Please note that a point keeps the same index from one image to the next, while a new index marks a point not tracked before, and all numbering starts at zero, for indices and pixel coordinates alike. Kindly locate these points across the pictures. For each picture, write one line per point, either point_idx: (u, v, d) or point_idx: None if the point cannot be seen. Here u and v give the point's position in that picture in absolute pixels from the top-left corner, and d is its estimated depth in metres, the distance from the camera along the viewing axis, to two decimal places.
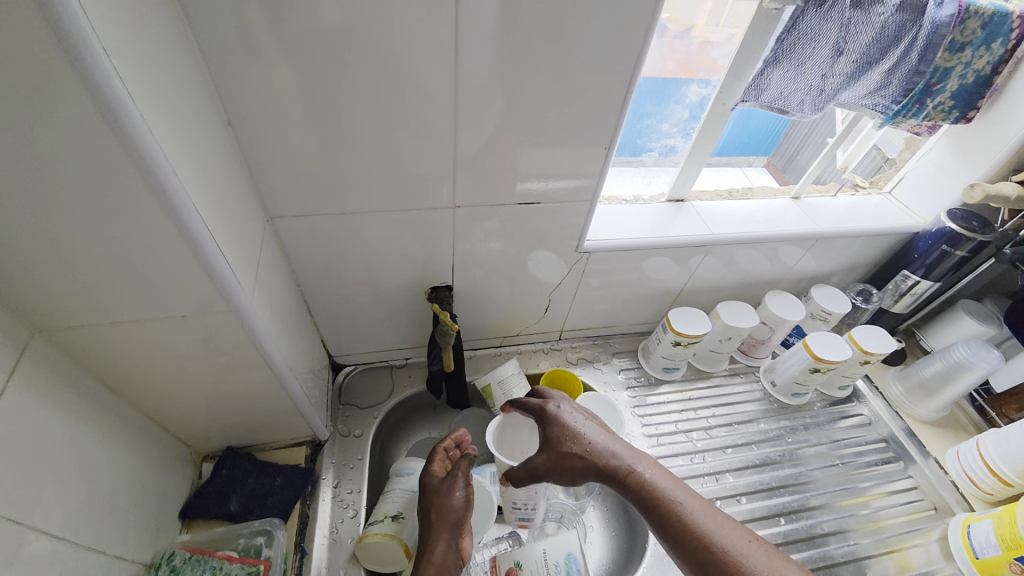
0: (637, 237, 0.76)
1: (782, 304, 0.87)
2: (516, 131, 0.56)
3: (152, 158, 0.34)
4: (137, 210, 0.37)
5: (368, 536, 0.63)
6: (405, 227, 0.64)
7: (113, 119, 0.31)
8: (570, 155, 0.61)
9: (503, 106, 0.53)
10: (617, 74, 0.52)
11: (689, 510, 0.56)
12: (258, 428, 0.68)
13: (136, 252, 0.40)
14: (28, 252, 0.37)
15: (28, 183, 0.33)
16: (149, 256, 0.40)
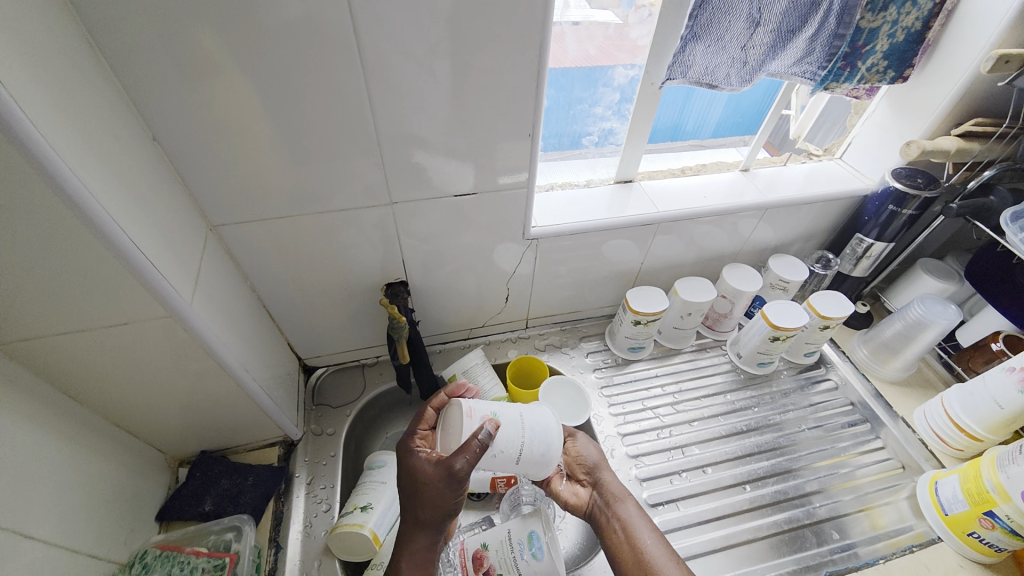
0: (584, 220, 0.78)
1: (740, 277, 0.88)
2: (440, 123, 0.58)
3: (64, 175, 0.36)
4: (60, 225, 0.39)
5: (338, 527, 0.66)
6: (350, 226, 0.67)
7: (19, 141, 0.34)
8: (498, 143, 0.63)
9: (422, 101, 0.55)
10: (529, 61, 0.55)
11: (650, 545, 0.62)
12: (228, 432, 0.71)
13: (69, 266, 0.42)
14: None
15: None
16: (81, 270, 0.43)
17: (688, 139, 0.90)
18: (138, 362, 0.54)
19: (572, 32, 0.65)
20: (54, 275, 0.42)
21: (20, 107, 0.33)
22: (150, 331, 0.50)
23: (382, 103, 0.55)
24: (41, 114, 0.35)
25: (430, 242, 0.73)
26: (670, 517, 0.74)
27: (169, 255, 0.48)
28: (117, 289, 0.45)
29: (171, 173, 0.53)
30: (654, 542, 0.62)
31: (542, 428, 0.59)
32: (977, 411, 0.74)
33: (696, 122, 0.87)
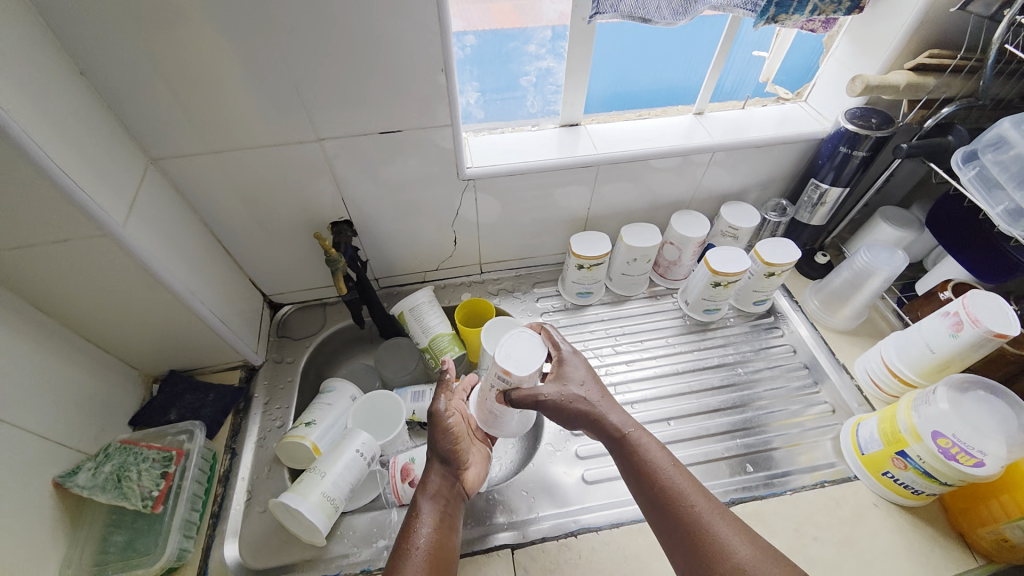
0: (519, 161, 0.79)
1: (686, 223, 0.89)
2: (352, 59, 0.60)
3: None
4: None
5: (286, 438, 0.74)
6: (284, 163, 0.70)
7: None
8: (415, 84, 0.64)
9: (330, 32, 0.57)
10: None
11: (676, 484, 0.58)
12: (190, 354, 0.79)
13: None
14: None
15: None
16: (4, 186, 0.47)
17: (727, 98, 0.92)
18: (91, 282, 0.61)
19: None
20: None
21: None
22: (89, 250, 0.56)
23: (296, 38, 0.56)
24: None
25: (369, 184, 0.76)
26: (593, 446, 0.78)
27: (94, 179, 0.53)
28: (44, 207, 0.50)
29: (99, 104, 0.57)
30: (678, 480, 0.58)
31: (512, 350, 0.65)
32: (909, 355, 0.74)
33: (734, 81, 0.90)
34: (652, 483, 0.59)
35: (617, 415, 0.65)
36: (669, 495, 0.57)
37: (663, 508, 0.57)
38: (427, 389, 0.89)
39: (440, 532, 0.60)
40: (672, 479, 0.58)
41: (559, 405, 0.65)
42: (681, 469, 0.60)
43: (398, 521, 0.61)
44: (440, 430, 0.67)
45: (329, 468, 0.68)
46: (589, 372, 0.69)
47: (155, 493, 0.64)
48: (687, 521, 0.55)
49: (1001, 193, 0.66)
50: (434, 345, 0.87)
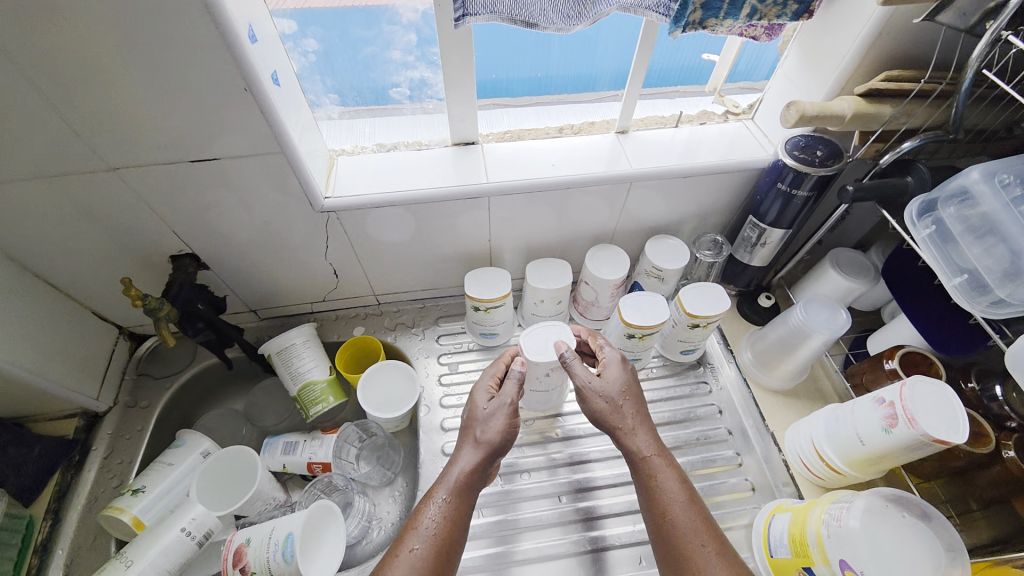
0: (390, 191, 0.66)
1: (603, 261, 0.76)
2: (127, 78, 0.46)
3: None
4: None
5: (105, 509, 0.65)
6: (85, 196, 0.57)
7: None
8: (224, 109, 0.51)
9: (79, 44, 0.43)
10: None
11: (686, 520, 0.55)
12: (11, 405, 0.68)
13: None
14: None
15: None
16: None
17: (738, 80, 0.79)
18: None
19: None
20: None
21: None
22: None
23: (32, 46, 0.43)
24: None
25: (205, 215, 0.63)
26: None
27: None
28: None
29: None
30: (689, 512, 0.56)
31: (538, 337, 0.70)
32: (838, 440, 0.62)
33: (748, 61, 0.76)
34: (661, 514, 0.56)
35: (645, 435, 0.61)
36: (677, 528, 0.55)
37: (667, 537, 0.55)
38: (300, 440, 0.78)
39: (455, 521, 0.57)
40: (679, 514, 0.56)
41: (593, 402, 0.63)
42: (696, 502, 0.57)
43: (413, 505, 0.58)
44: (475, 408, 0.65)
45: (138, 557, 0.61)
46: (631, 382, 0.65)
47: None
48: (683, 558, 0.53)
49: (956, 250, 0.53)
50: (303, 395, 0.76)
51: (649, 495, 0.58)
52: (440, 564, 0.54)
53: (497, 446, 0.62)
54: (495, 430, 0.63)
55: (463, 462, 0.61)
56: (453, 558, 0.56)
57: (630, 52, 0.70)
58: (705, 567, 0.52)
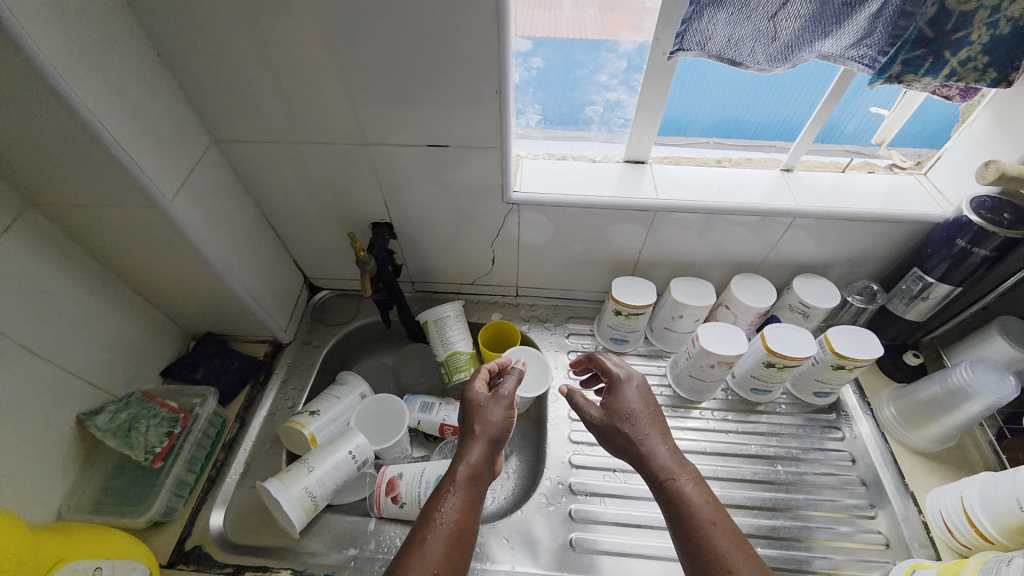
0: (571, 194, 0.74)
1: (753, 291, 0.78)
2: (408, 72, 0.58)
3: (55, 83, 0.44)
4: (49, 114, 0.47)
5: (288, 421, 0.76)
6: (334, 162, 0.70)
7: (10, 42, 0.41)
8: (467, 105, 0.61)
9: (387, 42, 0.55)
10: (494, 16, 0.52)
11: (712, 535, 0.53)
12: (228, 323, 0.83)
13: (62, 151, 0.50)
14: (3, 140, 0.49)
15: None
16: (72, 157, 0.51)
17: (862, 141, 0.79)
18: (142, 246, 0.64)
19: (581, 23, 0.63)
20: (48, 150, 0.50)
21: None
22: (142, 220, 0.59)
23: (359, 39, 0.55)
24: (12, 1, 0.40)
25: (415, 193, 0.75)
26: (591, 510, 0.72)
27: (154, 159, 0.56)
28: (110, 179, 0.54)
29: (173, 87, 0.59)
30: (721, 526, 0.54)
31: (713, 333, 0.74)
32: (996, 508, 0.60)
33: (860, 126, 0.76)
34: (690, 531, 0.55)
35: (664, 455, 0.61)
36: (704, 542, 0.53)
37: (694, 555, 0.53)
38: (436, 402, 0.87)
39: (469, 507, 0.57)
40: (709, 533, 0.54)
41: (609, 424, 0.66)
42: (727, 526, 0.54)
43: (422, 503, 0.57)
44: (473, 410, 0.67)
45: (318, 464, 0.69)
46: (641, 400, 0.67)
47: (156, 450, 0.65)
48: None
49: None
50: (450, 362, 0.85)
51: (676, 516, 0.57)
52: (456, 544, 0.54)
53: (495, 442, 0.64)
54: (498, 421, 0.65)
55: (472, 453, 0.62)
56: (468, 547, 0.55)
57: (816, 107, 0.73)
58: None
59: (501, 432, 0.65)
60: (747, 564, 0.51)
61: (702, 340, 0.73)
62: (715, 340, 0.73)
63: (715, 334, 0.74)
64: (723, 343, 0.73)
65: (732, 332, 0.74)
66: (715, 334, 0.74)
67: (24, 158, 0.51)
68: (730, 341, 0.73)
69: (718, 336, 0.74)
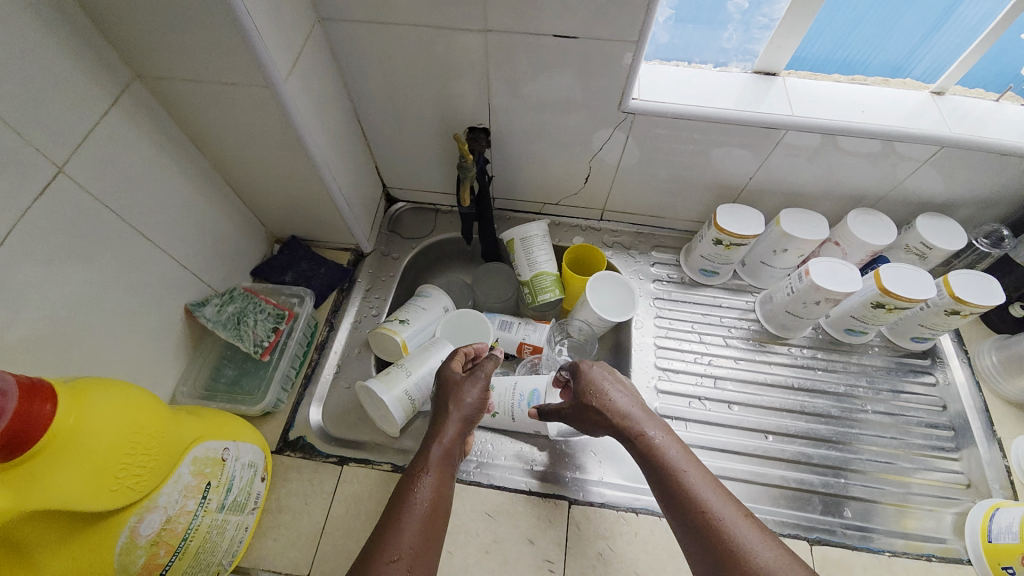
0: (695, 105, 0.67)
1: (868, 227, 0.74)
2: None
3: None
4: None
5: (379, 327, 0.75)
6: (442, 52, 0.64)
7: None
8: None
9: None
10: None
11: (708, 499, 0.50)
12: (313, 226, 0.81)
13: (182, 10, 0.46)
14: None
15: None
16: (191, 17, 0.46)
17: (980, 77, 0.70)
18: (247, 134, 0.61)
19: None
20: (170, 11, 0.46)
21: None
22: (252, 101, 0.56)
23: None
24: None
25: (522, 96, 0.69)
26: (676, 433, 0.74)
27: (271, 33, 0.51)
28: (227, 49, 0.49)
29: None
30: (700, 477, 0.52)
31: (827, 267, 0.70)
32: None
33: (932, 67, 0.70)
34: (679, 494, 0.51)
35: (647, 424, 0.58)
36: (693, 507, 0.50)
37: (684, 518, 0.50)
38: (515, 321, 0.86)
39: (442, 490, 0.54)
40: (700, 494, 0.50)
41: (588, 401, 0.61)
42: (722, 490, 0.51)
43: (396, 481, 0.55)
44: (446, 392, 0.64)
45: (414, 368, 0.70)
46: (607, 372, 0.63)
47: (264, 343, 0.66)
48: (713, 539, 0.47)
49: None
50: (535, 282, 0.83)
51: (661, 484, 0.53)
52: (430, 527, 0.51)
53: (468, 423, 0.62)
54: (472, 402, 0.63)
55: (444, 434, 0.59)
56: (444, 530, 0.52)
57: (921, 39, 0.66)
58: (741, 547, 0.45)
59: (473, 415, 0.62)
60: (722, 501, 0.49)
61: (813, 275, 0.70)
62: (827, 274, 0.70)
63: (828, 270, 0.70)
64: (836, 280, 0.69)
65: (846, 268, 0.70)
66: (828, 267, 0.70)
67: (141, 19, 0.47)
68: (844, 277, 0.70)
69: (831, 271, 0.70)
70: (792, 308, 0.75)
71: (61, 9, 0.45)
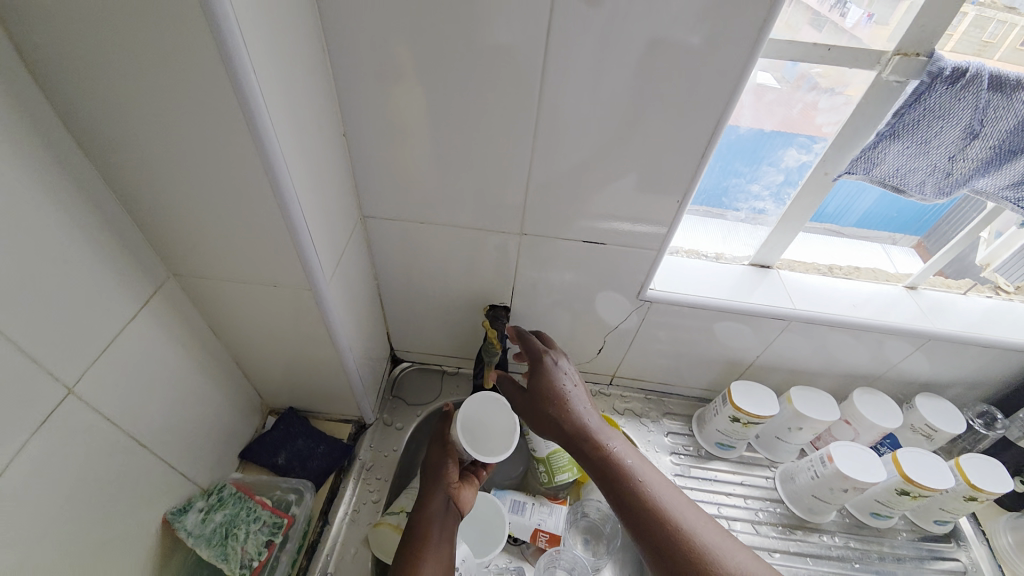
0: (705, 297, 0.73)
1: (875, 406, 0.77)
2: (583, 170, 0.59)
3: (277, 168, 0.43)
4: (252, 196, 0.45)
5: (381, 523, 0.67)
6: (475, 244, 0.69)
7: (252, 128, 0.39)
8: (629, 206, 0.62)
9: (574, 144, 0.56)
10: (689, 131, 0.54)
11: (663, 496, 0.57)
12: (316, 399, 0.77)
13: (244, 229, 0.48)
14: (190, 216, 0.47)
15: (181, 154, 0.41)
16: (250, 234, 0.48)
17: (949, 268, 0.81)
18: (274, 321, 0.60)
19: (757, 95, 0.60)
20: (235, 227, 0.48)
21: (258, 92, 0.38)
22: (290, 297, 0.56)
23: (552, 139, 0.56)
24: (268, 90, 0.39)
25: (544, 279, 0.73)
26: None
27: (324, 241, 0.54)
28: (280, 259, 0.51)
29: (345, 163, 0.59)
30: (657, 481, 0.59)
31: (849, 455, 0.71)
32: None
33: (839, 206, 0.77)
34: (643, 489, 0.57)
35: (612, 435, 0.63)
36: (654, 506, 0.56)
37: (645, 527, 0.55)
38: (527, 502, 0.79)
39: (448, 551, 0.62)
40: (657, 491, 0.57)
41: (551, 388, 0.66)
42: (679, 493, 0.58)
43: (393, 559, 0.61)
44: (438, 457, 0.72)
45: None
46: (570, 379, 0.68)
47: (253, 564, 0.56)
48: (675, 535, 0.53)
49: None
50: (552, 460, 0.78)
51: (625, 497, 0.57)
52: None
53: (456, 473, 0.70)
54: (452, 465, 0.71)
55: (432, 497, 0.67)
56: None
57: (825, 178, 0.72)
58: (698, 533, 0.53)
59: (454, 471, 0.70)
60: (685, 508, 0.56)
61: (837, 463, 0.70)
62: (850, 465, 0.70)
63: (851, 461, 0.70)
64: (860, 470, 0.69)
65: (863, 454, 0.71)
66: (847, 457, 0.71)
67: (202, 232, 0.49)
68: (867, 466, 0.70)
69: (853, 461, 0.70)
70: (820, 494, 0.74)
71: (120, 226, 0.46)
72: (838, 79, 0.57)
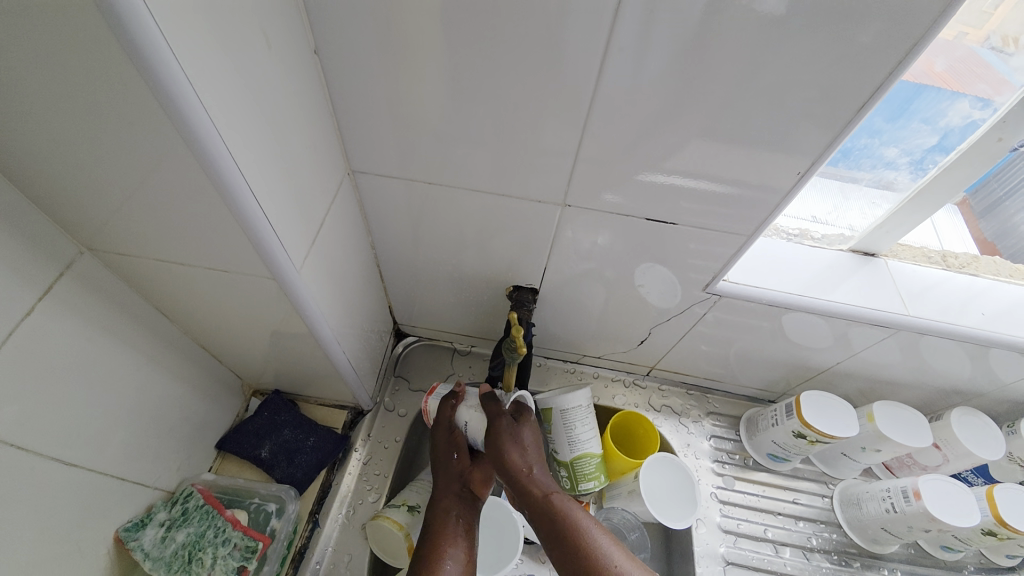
0: (786, 294, 0.58)
1: (973, 431, 0.65)
2: (649, 123, 0.42)
3: (183, 104, 0.27)
4: (161, 148, 0.30)
5: (380, 518, 0.58)
6: (496, 214, 0.53)
7: (125, 37, 0.24)
8: (708, 173, 0.45)
9: (640, 84, 0.39)
10: (819, 68, 0.36)
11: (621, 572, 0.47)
12: (304, 384, 0.66)
13: (165, 195, 0.34)
14: (87, 179, 0.33)
15: (37, 84, 0.26)
16: (176, 202, 0.34)
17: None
18: (236, 306, 0.48)
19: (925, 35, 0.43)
20: (156, 197, 0.34)
21: None
22: (250, 281, 0.43)
23: (607, 78, 0.38)
24: None
25: (583, 259, 0.58)
26: None
27: (286, 212, 0.40)
28: (225, 236, 0.37)
29: (320, 97, 0.43)
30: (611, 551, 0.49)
31: (939, 489, 0.60)
32: None
33: None
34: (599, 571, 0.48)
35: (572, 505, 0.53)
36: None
37: None
38: None
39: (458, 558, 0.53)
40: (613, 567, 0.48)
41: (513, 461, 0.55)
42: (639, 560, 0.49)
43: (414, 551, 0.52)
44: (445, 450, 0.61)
45: None
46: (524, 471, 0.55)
47: None
48: None
49: None
50: (577, 467, 0.67)
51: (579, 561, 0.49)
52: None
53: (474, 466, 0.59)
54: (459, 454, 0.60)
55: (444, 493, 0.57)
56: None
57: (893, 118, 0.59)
58: None
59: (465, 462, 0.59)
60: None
61: (925, 500, 0.59)
62: (938, 500, 0.59)
63: (941, 497, 0.59)
64: (953, 511, 0.58)
65: (955, 487, 0.60)
66: (937, 492, 0.60)
67: (113, 206, 0.35)
68: (960, 505, 0.59)
69: (944, 498, 0.59)
70: (894, 526, 0.64)
71: None
72: (983, 13, 0.42)
